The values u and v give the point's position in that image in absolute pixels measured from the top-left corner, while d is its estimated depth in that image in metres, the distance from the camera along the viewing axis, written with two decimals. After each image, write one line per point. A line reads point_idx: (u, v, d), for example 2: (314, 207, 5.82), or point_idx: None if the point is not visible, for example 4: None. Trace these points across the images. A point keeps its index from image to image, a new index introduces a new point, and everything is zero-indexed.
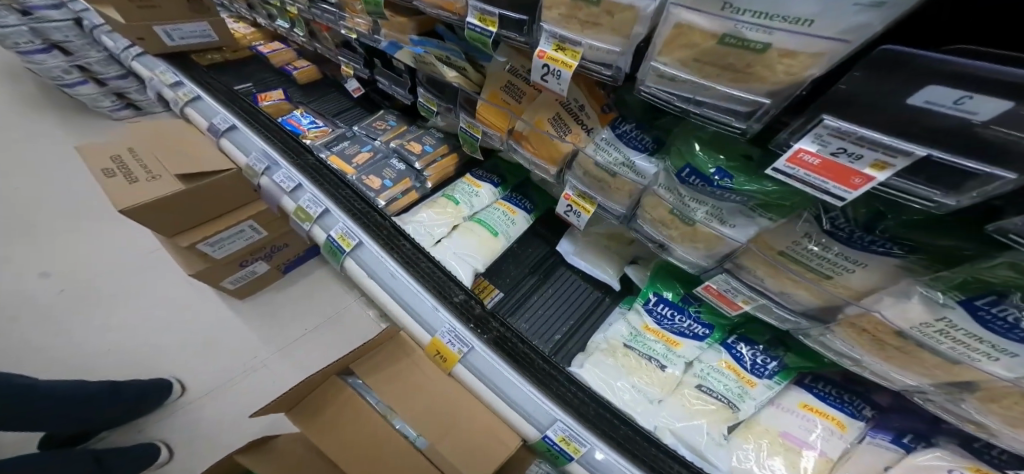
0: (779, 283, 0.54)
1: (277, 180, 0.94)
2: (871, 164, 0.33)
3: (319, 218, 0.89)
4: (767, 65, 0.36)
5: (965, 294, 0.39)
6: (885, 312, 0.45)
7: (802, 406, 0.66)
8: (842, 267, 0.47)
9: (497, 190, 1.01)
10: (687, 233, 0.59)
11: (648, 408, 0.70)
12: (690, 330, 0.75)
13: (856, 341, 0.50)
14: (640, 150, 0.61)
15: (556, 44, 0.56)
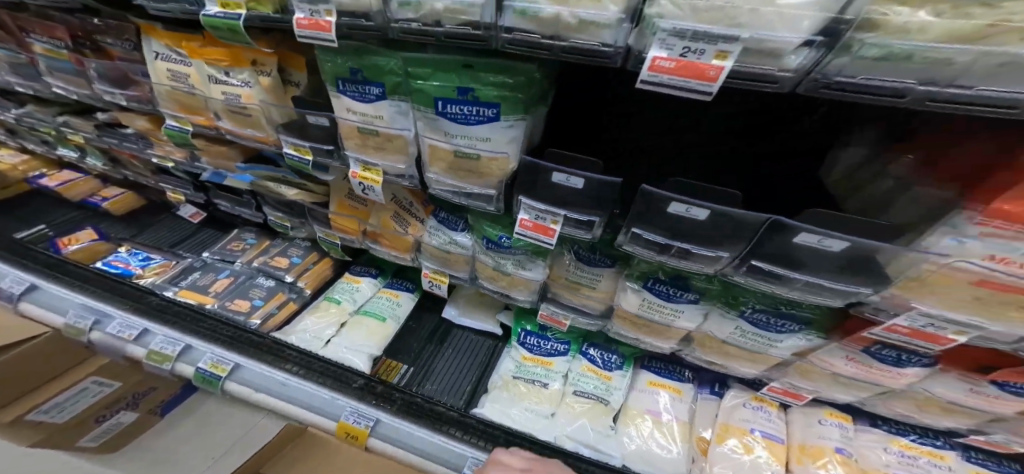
0: (578, 298, 0.75)
1: (114, 330, 0.85)
2: (551, 220, 0.59)
3: (180, 355, 0.83)
4: (487, 165, 0.57)
5: (643, 281, 0.65)
6: (622, 302, 0.69)
7: (649, 383, 0.86)
8: (597, 280, 0.71)
9: (378, 281, 1.03)
10: (509, 280, 0.76)
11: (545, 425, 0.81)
12: (556, 349, 0.92)
13: (627, 326, 0.74)
14: (459, 230, 0.75)
15: (364, 166, 0.66)
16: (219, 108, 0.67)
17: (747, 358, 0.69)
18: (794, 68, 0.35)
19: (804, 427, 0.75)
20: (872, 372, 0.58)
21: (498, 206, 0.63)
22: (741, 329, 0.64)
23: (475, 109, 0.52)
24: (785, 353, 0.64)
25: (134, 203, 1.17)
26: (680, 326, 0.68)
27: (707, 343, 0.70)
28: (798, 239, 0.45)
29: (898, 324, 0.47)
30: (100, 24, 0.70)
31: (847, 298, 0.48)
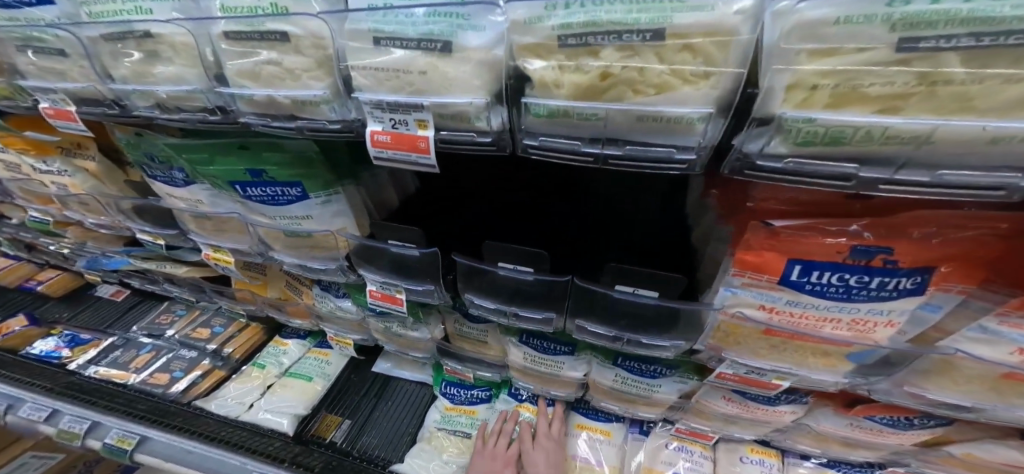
0: (482, 353, 0.71)
1: (25, 414, 0.89)
2: (397, 290, 0.57)
3: (86, 432, 0.86)
4: (323, 239, 0.57)
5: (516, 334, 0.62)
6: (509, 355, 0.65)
7: (578, 427, 0.73)
8: (487, 335, 0.68)
9: (308, 341, 1.04)
10: (401, 342, 0.75)
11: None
12: (478, 396, 0.87)
13: (525, 379, 0.69)
14: (342, 296, 0.73)
15: (214, 248, 0.66)
16: (65, 199, 0.68)
17: (642, 402, 0.61)
18: (494, 127, 0.34)
19: (727, 465, 0.64)
20: (750, 411, 0.52)
21: (348, 275, 0.60)
22: (621, 376, 0.56)
23: (278, 189, 0.51)
24: (673, 395, 0.55)
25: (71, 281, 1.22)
26: (567, 375, 0.62)
27: (599, 389, 0.63)
28: (616, 292, 0.42)
29: (724, 372, 0.43)
30: None
31: (665, 349, 0.45)
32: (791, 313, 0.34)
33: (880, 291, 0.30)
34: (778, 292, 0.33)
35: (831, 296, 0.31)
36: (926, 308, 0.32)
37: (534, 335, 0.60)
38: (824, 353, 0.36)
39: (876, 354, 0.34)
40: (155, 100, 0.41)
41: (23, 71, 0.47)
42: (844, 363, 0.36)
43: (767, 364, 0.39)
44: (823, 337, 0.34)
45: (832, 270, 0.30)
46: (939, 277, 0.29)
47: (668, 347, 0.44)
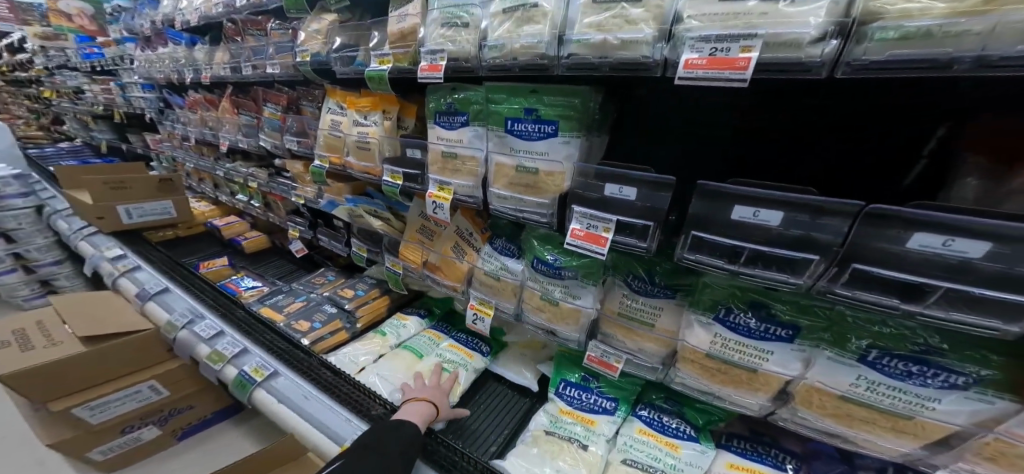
0: (632, 341, 0.64)
1: (197, 329, 0.90)
2: (603, 229, 0.56)
3: (234, 357, 0.85)
4: (543, 180, 0.62)
5: (714, 312, 0.53)
6: (688, 339, 0.56)
7: (730, 466, 0.66)
8: (658, 314, 0.61)
9: (425, 322, 1.01)
10: (556, 312, 0.68)
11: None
12: (599, 405, 0.79)
13: (696, 373, 0.56)
14: (511, 256, 0.76)
15: (439, 187, 0.75)
16: (351, 143, 0.89)
17: (885, 427, 0.46)
18: (820, 56, 0.33)
19: None
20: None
21: (551, 220, 0.63)
22: (866, 380, 0.45)
23: (537, 126, 0.61)
24: (957, 420, 0.41)
25: (264, 245, 1.43)
26: (769, 372, 0.50)
27: (815, 399, 0.49)
28: (914, 246, 0.34)
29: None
30: (314, 100, 1.05)
31: (1018, 317, 0.31)
32: None
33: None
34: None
35: None
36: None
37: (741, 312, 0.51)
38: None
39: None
40: (501, 52, 0.56)
41: (427, 40, 0.67)
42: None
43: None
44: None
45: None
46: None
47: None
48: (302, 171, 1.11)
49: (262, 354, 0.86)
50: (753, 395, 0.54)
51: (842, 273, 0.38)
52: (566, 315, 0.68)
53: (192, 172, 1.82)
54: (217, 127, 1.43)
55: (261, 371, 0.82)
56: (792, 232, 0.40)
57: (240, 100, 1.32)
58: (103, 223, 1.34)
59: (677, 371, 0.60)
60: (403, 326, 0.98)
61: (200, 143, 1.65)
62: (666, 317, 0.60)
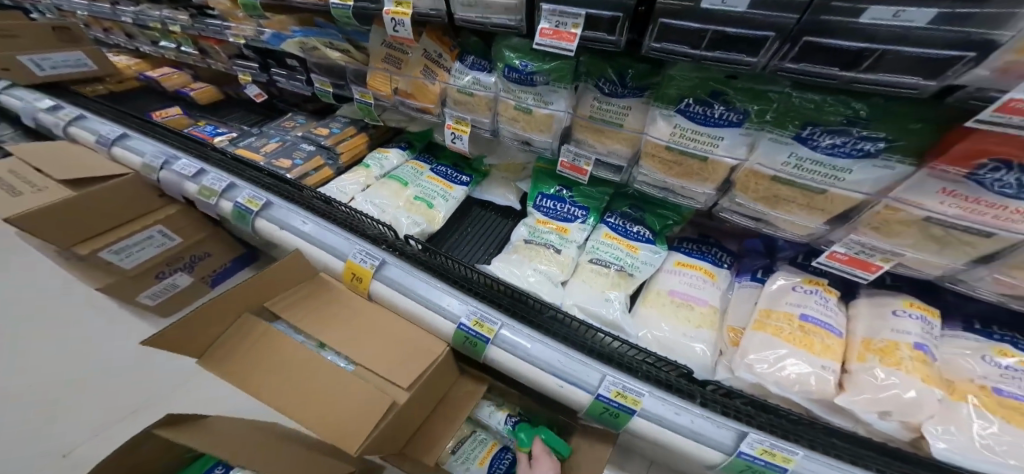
0: (602, 144, 0.69)
1: (178, 168, 0.91)
2: (572, 25, 0.54)
3: (224, 192, 0.88)
4: None
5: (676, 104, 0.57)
6: (651, 133, 0.60)
7: (677, 264, 0.82)
8: (625, 114, 0.64)
9: (406, 153, 1.06)
10: (530, 119, 0.72)
11: (551, 288, 0.80)
12: (572, 215, 0.90)
13: (654, 167, 0.64)
14: (484, 71, 0.75)
15: (396, 1, 0.68)
16: None
17: (801, 205, 0.55)
18: None
19: (874, 320, 0.63)
20: (974, 211, 0.42)
21: (520, 25, 0.60)
22: (796, 156, 0.51)
23: None
24: (863, 189, 0.49)
25: (216, 96, 1.33)
26: (717, 159, 0.57)
27: (751, 184, 0.57)
28: (865, 19, 0.35)
29: (1016, 99, 0.32)
30: None
31: (935, 72, 0.35)
32: None
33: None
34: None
35: None
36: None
37: (700, 102, 0.55)
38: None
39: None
40: None
41: None
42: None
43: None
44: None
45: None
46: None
47: (948, 64, 0.34)
48: (232, 8, 0.99)
49: (248, 187, 0.89)
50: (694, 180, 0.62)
51: (796, 49, 0.41)
52: (538, 124, 0.72)
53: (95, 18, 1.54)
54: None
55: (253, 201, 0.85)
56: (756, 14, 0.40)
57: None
58: (10, 76, 1.14)
59: (639, 168, 0.67)
60: (387, 160, 1.03)
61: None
62: (636, 116, 0.64)
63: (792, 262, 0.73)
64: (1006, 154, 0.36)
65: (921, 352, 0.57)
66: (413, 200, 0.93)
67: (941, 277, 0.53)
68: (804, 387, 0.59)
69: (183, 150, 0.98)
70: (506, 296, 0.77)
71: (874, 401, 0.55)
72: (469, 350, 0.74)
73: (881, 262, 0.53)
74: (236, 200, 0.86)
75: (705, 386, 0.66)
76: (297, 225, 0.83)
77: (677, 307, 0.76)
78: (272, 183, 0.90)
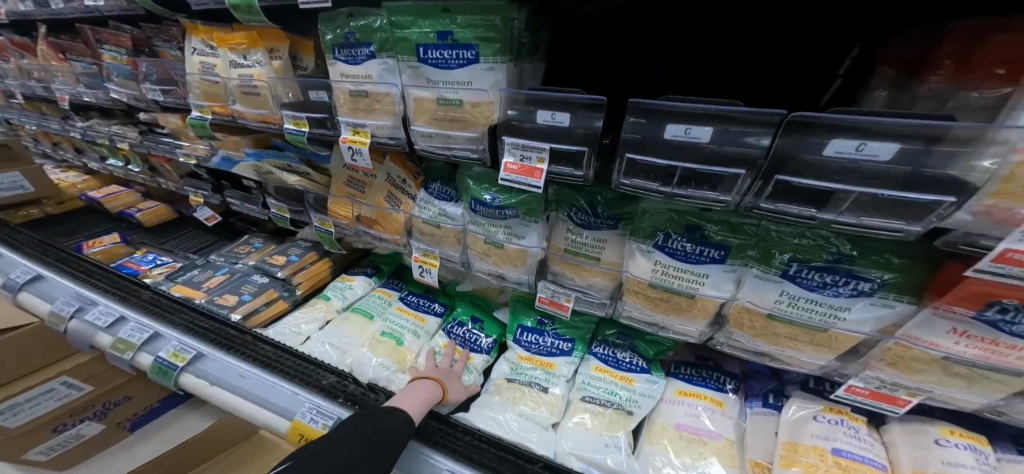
0: (581, 278, 0.63)
1: (91, 318, 0.82)
2: (538, 160, 0.52)
3: (145, 344, 0.78)
4: (470, 113, 0.55)
5: (652, 238, 0.52)
6: (631, 269, 0.55)
7: (678, 393, 0.73)
8: (602, 247, 0.59)
9: (372, 280, 0.97)
10: (501, 254, 0.66)
11: (541, 433, 0.68)
12: (557, 348, 0.81)
13: (641, 304, 0.58)
14: (449, 201, 0.70)
15: (353, 130, 0.65)
16: (234, 88, 0.74)
17: (804, 341, 0.49)
18: None
19: (917, 450, 0.56)
20: (994, 351, 0.39)
21: (483, 156, 0.57)
22: (788, 295, 0.46)
23: (454, 52, 0.53)
24: (865, 329, 0.45)
25: (167, 216, 1.31)
26: (705, 296, 0.52)
27: (745, 320, 0.51)
28: (831, 152, 0.34)
29: (1015, 250, 0.30)
30: (170, 38, 0.88)
31: (918, 217, 0.33)
32: None
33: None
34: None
35: None
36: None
37: (677, 237, 0.50)
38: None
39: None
40: None
41: None
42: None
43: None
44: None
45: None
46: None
47: (931, 209, 0.32)
48: (183, 126, 0.94)
49: (178, 334, 0.79)
50: (679, 315, 0.57)
51: (770, 187, 0.38)
52: (511, 258, 0.66)
53: (41, 137, 1.51)
54: (47, 79, 1.16)
55: (178, 353, 0.75)
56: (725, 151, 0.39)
57: (65, 43, 1.05)
58: None
59: (623, 303, 0.61)
60: (352, 285, 0.95)
61: (35, 100, 1.34)
62: (614, 250, 0.59)
63: (802, 387, 0.68)
64: (1012, 297, 0.35)
65: None
66: (382, 338, 0.82)
67: (978, 408, 0.48)
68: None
69: (110, 293, 0.90)
70: (497, 453, 0.63)
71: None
72: None
73: (910, 396, 0.49)
74: (159, 352, 0.76)
75: None
76: (226, 379, 0.72)
77: (692, 447, 0.64)
78: (210, 327, 0.81)
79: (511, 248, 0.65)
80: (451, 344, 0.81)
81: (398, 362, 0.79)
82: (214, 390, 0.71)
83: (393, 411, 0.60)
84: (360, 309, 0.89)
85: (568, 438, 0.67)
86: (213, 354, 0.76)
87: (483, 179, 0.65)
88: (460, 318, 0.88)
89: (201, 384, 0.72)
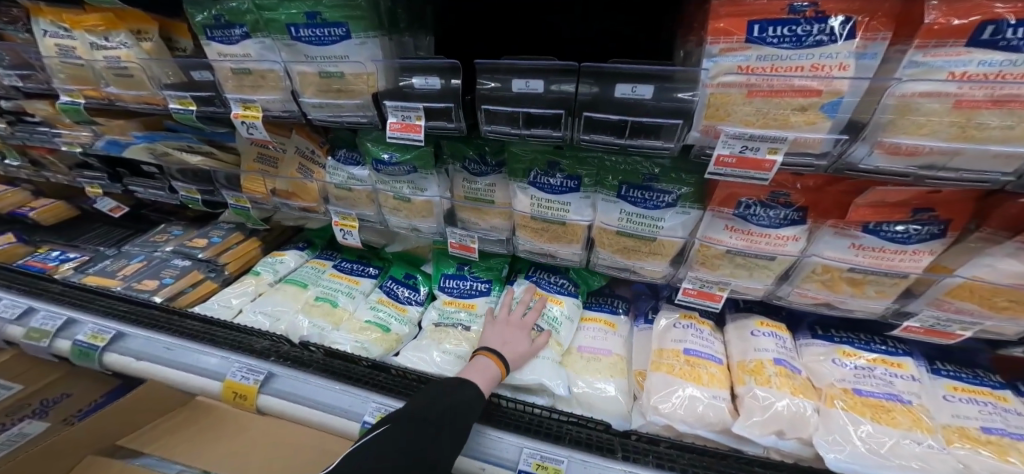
0: (483, 221, 0.73)
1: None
2: (416, 117, 0.60)
3: (60, 330, 0.78)
4: (353, 83, 0.60)
5: (526, 176, 0.61)
6: (516, 206, 0.64)
7: (584, 320, 0.81)
8: (492, 190, 0.69)
9: (305, 253, 1.02)
10: (410, 208, 0.74)
11: (464, 367, 0.74)
12: (476, 290, 0.88)
13: (530, 236, 0.67)
14: (355, 164, 0.76)
15: (243, 106, 0.67)
16: (104, 71, 0.71)
17: (646, 253, 0.58)
18: None
19: (740, 342, 0.65)
20: (754, 241, 0.49)
21: (373, 120, 0.64)
22: (625, 213, 0.56)
23: (325, 30, 0.57)
24: (679, 234, 0.54)
25: (68, 213, 1.20)
26: (572, 222, 0.61)
27: (605, 239, 0.60)
28: (618, 94, 0.44)
29: (723, 154, 0.42)
30: (14, 19, 0.77)
31: (670, 136, 0.44)
32: (762, 68, 0.37)
33: (825, 35, 0.35)
34: (748, 51, 0.37)
35: (789, 46, 0.36)
36: (862, 57, 0.36)
37: (542, 172, 0.60)
38: (799, 108, 0.37)
39: (850, 98, 0.36)
40: None
41: None
42: (824, 116, 0.37)
43: (758, 133, 0.39)
44: (794, 88, 0.36)
45: (783, 24, 0.36)
46: (865, 22, 0.35)
47: (671, 129, 0.43)
48: (56, 114, 0.88)
49: (98, 316, 0.80)
50: (553, 243, 0.66)
51: (581, 121, 0.49)
52: (418, 210, 0.74)
53: None
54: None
55: (99, 333, 0.76)
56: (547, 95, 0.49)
57: None
58: None
59: (517, 238, 0.70)
60: (280, 260, 0.98)
61: None
62: (503, 191, 0.69)
63: (670, 300, 0.75)
64: (750, 193, 0.47)
65: (782, 365, 0.59)
66: (315, 303, 0.86)
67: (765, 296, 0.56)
68: (707, 421, 0.56)
69: (16, 287, 0.88)
70: (419, 385, 0.72)
71: (767, 423, 0.54)
72: None
73: (722, 290, 0.57)
74: (76, 335, 0.77)
75: (628, 437, 0.60)
76: (153, 351, 0.74)
77: (582, 355, 0.74)
78: (131, 309, 0.82)
79: (416, 201, 0.73)
80: (388, 303, 0.88)
81: (331, 322, 0.83)
82: (140, 365, 0.74)
83: (466, 384, 0.58)
84: (290, 280, 0.92)
85: None
86: (133, 331, 0.77)
87: (382, 142, 0.71)
88: (395, 276, 0.95)
89: (127, 360, 0.74)
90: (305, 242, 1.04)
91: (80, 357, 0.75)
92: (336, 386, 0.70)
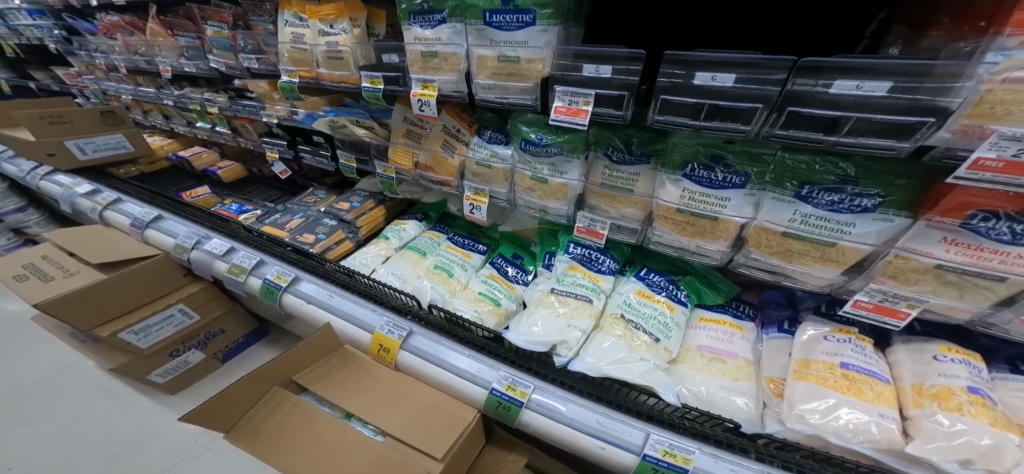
0: (615, 209, 0.74)
1: (210, 248, 0.97)
2: (583, 103, 0.62)
3: (253, 268, 0.92)
4: (526, 68, 0.66)
5: (680, 170, 0.60)
6: (662, 197, 0.63)
7: (700, 319, 0.78)
8: (636, 180, 0.70)
9: (422, 224, 1.09)
10: (546, 188, 0.77)
11: (580, 341, 0.73)
12: (605, 267, 0.85)
13: (669, 228, 0.65)
14: (501, 144, 0.82)
15: (422, 86, 0.76)
16: (320, 54, 0.86)
17: (815, 258, 0.54)
18: None
19: (916, 365, 0.57)
20: (981, 258, 0.43)
21: (535, 103, 0.69)
22: (801, 213, 0.52)
23: (515, 16, 0.62)
24: (870, 241, 0.50)
25: (241, 174, 1.43)
26: (727, 218, 0.58)
27: (763, 240, 0.57)
28: (834, 90, 0.42)
29: (985, 157, 0.37)
30: (264, 14, 0.98)
31: (907, 134, 0.40)
32: None
33: None
34: None
35: None
36: None
37: (702, 166, 0.58)
38: None
39: None
40: None
41: None
42: None
43: None
44: None
45: None
46: None
47: (915, 128, 0.39)
48: (270, 90, 1.07)
49: (279, 261, 0.94)
50: (704, 239, 0.63)
51: (781, 117, 0.46)
52: (552, 193, 0.77)
53: (134, 106, 1.71)
54: (150, 53, 1.32)
55: (285, 276, 0.89)
56: (744, 87, 0.47)
57: (174, 20, 1.22)
58: (57, 161, 1.26)
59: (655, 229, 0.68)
60: (399, 226, 1.07)
61: (133, 73, 1.54)
62: (649, 182, 0.69)
63: (815, 311, 0.68)
64: (988, 204, 0.41)
65: (978, 395, 0.50)
66: (438, 271, 0.92)
67: (972, 321, 0.50)
68: (868, 438, 0.51)
69: (217, 227, 1.05)
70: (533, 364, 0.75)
71: (950, 450, 0.47)
72: (500, 416, 0.70)
73: (909, 307, 0.51)
74: (265, 276, 0.91)
75: (756, 442, 0.60)
76: (321, 299, 0.86)
77: (705, 353, 0.71)
78: (300, 258, 0.96)
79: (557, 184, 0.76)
80: (494, 276, 0.92)
81: (449, 289, 0.89)
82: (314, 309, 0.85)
83: None
84: (414, 247, 0.98)
85: (599, 357, 0.69)
86: (309, 278, 0.89)
87: (540, 124, 0.75)
88: (503, 254, 0.98)
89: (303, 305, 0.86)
90: (421, 212, 1.13)
91: (269, 294, 0.89)
92: (465, 354, 0.75)
